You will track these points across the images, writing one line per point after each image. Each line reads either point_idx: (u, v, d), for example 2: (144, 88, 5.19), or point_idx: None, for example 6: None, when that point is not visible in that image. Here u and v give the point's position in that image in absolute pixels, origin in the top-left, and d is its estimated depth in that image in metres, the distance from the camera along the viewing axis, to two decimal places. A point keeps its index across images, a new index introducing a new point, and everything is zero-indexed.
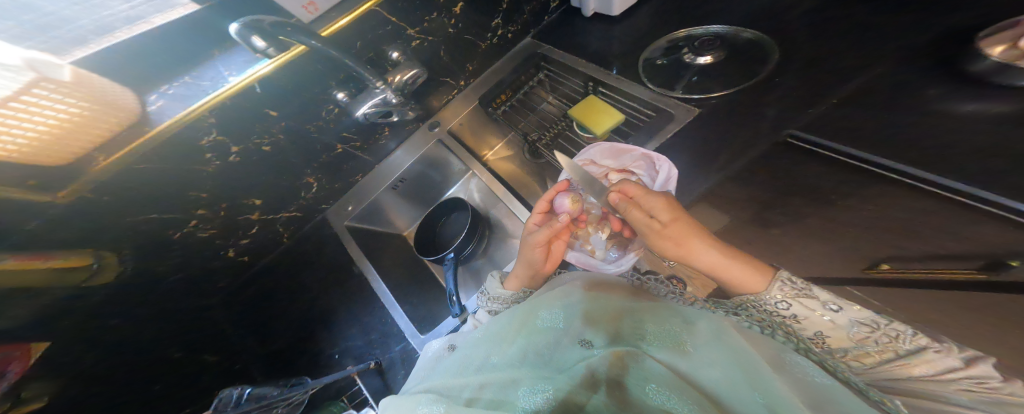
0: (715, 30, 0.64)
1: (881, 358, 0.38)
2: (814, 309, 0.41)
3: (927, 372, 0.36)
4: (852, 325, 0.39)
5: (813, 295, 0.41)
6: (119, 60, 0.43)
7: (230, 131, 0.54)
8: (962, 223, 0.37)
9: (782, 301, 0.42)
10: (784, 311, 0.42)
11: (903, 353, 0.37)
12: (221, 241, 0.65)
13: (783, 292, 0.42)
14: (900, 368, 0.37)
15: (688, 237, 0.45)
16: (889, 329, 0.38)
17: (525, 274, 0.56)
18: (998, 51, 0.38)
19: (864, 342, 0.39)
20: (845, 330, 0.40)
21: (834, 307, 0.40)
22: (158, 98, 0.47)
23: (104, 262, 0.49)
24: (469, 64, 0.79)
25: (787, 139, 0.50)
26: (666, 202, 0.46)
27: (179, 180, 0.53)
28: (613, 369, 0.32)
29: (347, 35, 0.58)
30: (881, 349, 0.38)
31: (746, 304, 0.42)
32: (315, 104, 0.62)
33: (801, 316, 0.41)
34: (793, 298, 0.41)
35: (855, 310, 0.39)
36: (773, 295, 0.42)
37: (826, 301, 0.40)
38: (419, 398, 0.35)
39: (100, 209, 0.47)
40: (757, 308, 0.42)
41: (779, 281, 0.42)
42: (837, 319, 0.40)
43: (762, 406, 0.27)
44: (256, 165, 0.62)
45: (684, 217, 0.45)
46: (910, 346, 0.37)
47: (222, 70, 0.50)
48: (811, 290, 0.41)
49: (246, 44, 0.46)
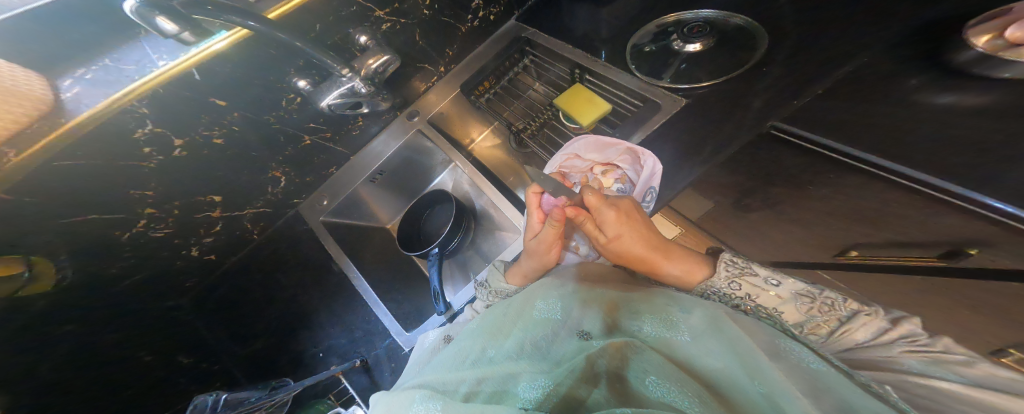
0: (705, 14, 0.62)
1: (829, 328, 0.37)
2: (759, 285, 0.40)
3: (866, 337, 0.36)
4: (795, 299, 0.38)
5: (753, 272, 0.40)
6: (22, 37, 0.36)
7: (170, 122, 0.49)
8: (931, 216, 0.38)
9: (731, 281, 0.41)
10: (737, 291, 0.40)
11: (844, 320, 0.37)
12: (182, 240, 0.60)
13: (728, 272, 0.41)
14: (847, 335, 0.37)
15: (632, 250, 0.45)
16: (823, 298, 0.38)
17: (532, 270, 0.53)
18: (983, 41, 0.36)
19: (812, 315, 0.38)
20: (792, 304, 0.38)
21: (774, 282, 0.40)
22: (73, 84, 0.40)
23: (37, 269, 0.44)
24: (447, 49, 0.75)
25: (771, 130, 0.49)
26: (613, 216, 0.44)
27: (116, 175, 0.48)
28: (613, 361, 0.30)
29: (305, 16, 0.52)
30: (827, 318, 0.37)
31: (703, 294, 0.42)
32: (271, 92, 0.57)
33: (754, 296, 0.40)
34: (738, 277, 0.41)
35: (791, 283, 0.39)
36: (720, 276, 0.41)
37: (766, 277, 0.40)
38: (412, 395, 0.32)
39: (31, 211, 0.42)
40: (714, 294, 0.41)
41: (724, 262, 0.42)
42: (781, 293, 0.39)
43: (763, 398, 0.24)
44: (208, 159, 0.57)
45: (629, 232, 0.44)
46: (847, 312, 0.37)
47: (150, 53, 0.44)
48: (752, 268, 0.41)
49: (149, 27, 0.38)
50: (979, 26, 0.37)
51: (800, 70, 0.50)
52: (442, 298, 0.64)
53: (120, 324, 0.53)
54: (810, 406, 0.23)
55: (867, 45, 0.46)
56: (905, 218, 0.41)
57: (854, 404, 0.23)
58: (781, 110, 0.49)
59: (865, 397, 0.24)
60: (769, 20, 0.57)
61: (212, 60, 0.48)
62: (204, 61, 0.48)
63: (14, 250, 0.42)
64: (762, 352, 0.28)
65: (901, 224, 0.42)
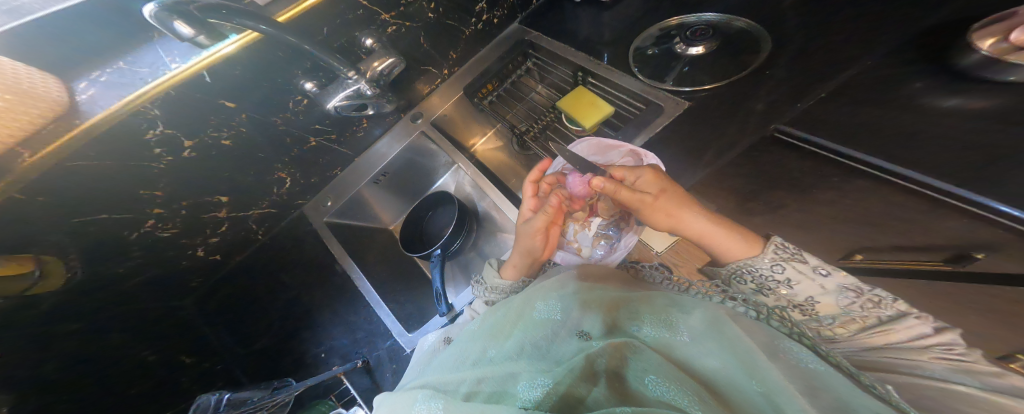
0: (708, 18, 0.62)
1: (863, 324, 0.38)
2: (805, 273, 0.40)
3: (902, 339, 0.36)
4: (839, 292, 0.39)
5: (802, 260, 0.40)
6: (42, 40, 0.37)
7: (181, 123, 0.50)
8: (935, 219, 0.37)
9: (775, 264, 0.41)
10: (778, 274, 0.41)
11: (884, 320, 0.37)
12: (188, 240, 0.60)
13: (776, 254, 0.41)
14: (883, 335, 0.36)
15: (677, 208, 0.46)
16: (872, 295, 0.37)
17: (523, 262, 0.54)
18: (988, 43, 0.36)
19: (851, 309, 0.38)
20: (834, 296, 0.39)
21: (823, 272, 0.40)
22: (89, 86, 0.42)
23: (46, 267, 0.44)
24: (451, 52, 0.76)
25: (775, 133, 0.50)
26: (651, 175, 0.47)
27: (127, 175, 0.49)
28: (612, 361, 0.30)
29: (313, 20, 0.53)
30: (865, 315, 0.37)
31: (738, 272, 0.43)
32: (279, 94, 0.58)
33: (795, 281, 0.41)
34: (785, 260, 0.41)
35: (841, 276, 0.39)
36: (765, 256, 0.42)
37: (815, 266, 0.40)
38: (414, 395, 0.32)
39: (44, 210, 0.42)
40: (748, 274, 0.43)
41: (773, 245, 0.42)
42: (826, 284, 0.39)
43: (762, 398, 0.24)
44: (215, 160, 0.57)
45: (672, 188, 0.46)
46: (891, 312, 0.37)
47: (162, 56, 0.45)
48: (802, 256, 0.41)
49: (167, 30, 0.39)
50: (982, 29, 0.38)
51: (803, 74, 0.50)
52: (444, 299, 0.64)
53: (127, 323, 0.53)
54: (809, 406, 0.23)
55: (871, 48, 0.46)
56: (908, 222, 0.41)
57: (853, 403, 0.23)
58: (784, 113, 0.49)
59: (863, 395, 0.24)
60: (770, 23, 0.57)
61: (223, 62, 0.49)
62: (215, 64, 0.48)
63: (24, 248, 0.42)
64: (761, 351, 0.28)
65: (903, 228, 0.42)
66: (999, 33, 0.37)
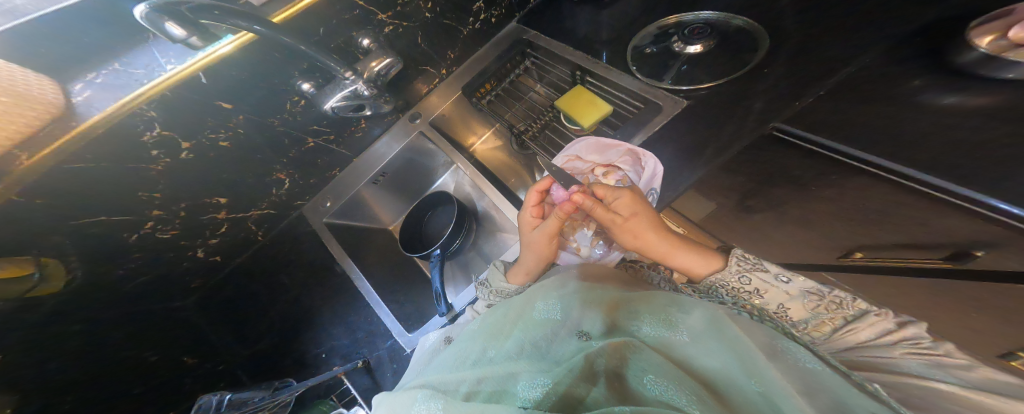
0: (706, 16, 0.62)
1: (833, 326, 0.38)
2: (768, 281, 0.40)
3: (871, 336, 0.37)
4: (804, 296, 0.39)
5: (764, 268, 0.41)
6: (40, 43, 0.38)
7: (177, 125, 0.50)
8: (935, 217, 0.37)
9: (741, 275, 0.41)
10: (746, 285, 0.41)
11: (851, 319, 0.38)
12: (187, 241, 0.60)
13: (739, 266, 0.42)
14: (852, 334, 0.37)
15: (646, 232, 0.45)
16: (833, 296, 0.39)
17: (537, 268, 0.54)
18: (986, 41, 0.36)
19: (819, 312, 0.39)
20: (800, 300, 0.39)
21: (785, 279, 0.40)
22: (84, 88, 0.41)
23: (47, 270, 0.44)
24: (450, 51, 0.75)
25: (774, 131, 0.47)
26: (628, 197, 0.46)
27: (125, 177, 0.49)
28: (612, 361, 0.30)
29: (309, 19, 0.53)
30: (833, 316, 0.38)
31: (714, 286, 0.42)
32: (276, 94, 0.58)
33: (762, 290, 0.41)
34: (749, 271, 0.41)
35: (801, 280, 0.40)
36: (730, 270, 0.42)
37: (777, 273, 0.41)
38: (413, 395, 0.32)
39: (43, 212, 0.42)
40: (722, 287, 0.41)
41: (734, 257, 0.43)
42: (790, 290, 0.40)
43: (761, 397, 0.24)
44: (213, 161, 0.57)
45: (644, 212, 0.45)
46: (855, 311, 0.38)
47: (158, 57, 0.45)
48: (763, 264, 0.41)
49: (159, 32, 0.39)
50: (980, 27, 0.37)
51: (803, 72, 0.50)
52: (444, 299, 0.64)
53: (127, 325, 0.53)
54: (808, 407, 0.23)
55: (870, 45, 0.46)
56: (908, 219, 0.40)
57: (852, 404, 0.23)
58: (784, 111, 0.49)
59: (861, 397, 0.24)
60: (769, 20, 0.57)
61: (218, 63, 0.49)
62: (211, 65, 0.48)
63: (24, 251, 0.42)
64: (761, 352, 0.28)
65: (904, 226, 0.42)
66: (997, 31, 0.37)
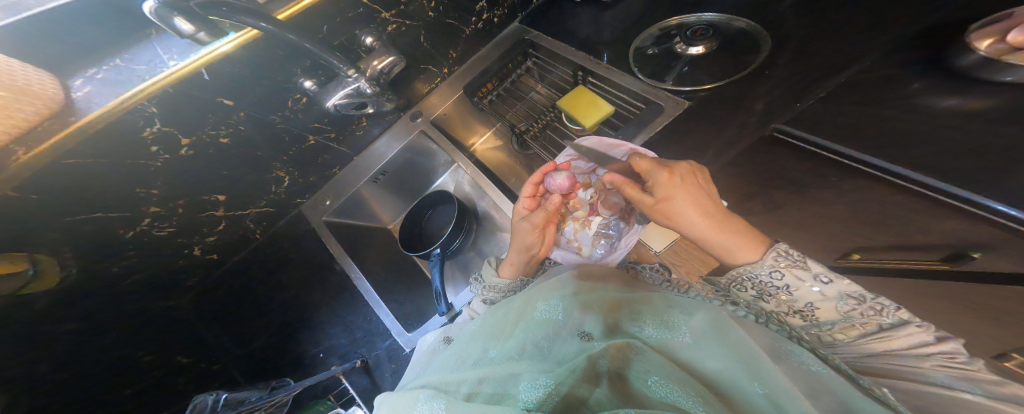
0: (708, 18, 0.62)
1: (862, 331, 0.38)
2: (804, 280, 0.40)
3: (902, 346, 0.36)
4: (840, 298, 0.38)
5: (804, 266, 0.40)
6: (39, 36, 0.37)
7: (178, 121, 0.50)
8: (930, 219, 0.38)
9: (774, 271, 0.41)
10: (777, 281, 0.41)
11: (886, 327, 0.36)
12: (185, 239, 0.60)
13: (777, 261, 0.41)
14: (882, 342, 0.36)
15: (679, 214, 0.46)
16: (874, 303, 0.37)
17: (520, 260, 0.54)
18: (986, 44, 0.37)
19: (851, 316, 0.38)
20: (834, 302, 0.38)
21: (824, 280, 0.39)
22: (85, 83, 0.41)
23: (41, 267, 0.44)
24: (451, 51, 0.75)
25: (774, 133, 0.49)
26: (665, 178, 0.45)
27: (123, 173, 0.48)
28: (614, 362, 0.30)
29: (312, 17, 0.53)
30: (866, 322, 0.37)
31: (738, 279, 0.43)
32: (277, 92, 0.58)
33: (794, 288, 0.40)
34: (784, 268, 0.40)
35: (844, 283, 0.38)
36: (764, 263, 0.41)
37: (818, 273, 0.39)
38: (415, 395, 0.32)
39: (38, 208, 0.42)
40: (749, 280, 0.43)
41: (774, 251, 0.41)
42: (826, 291, 0.39)
43: (764, 399, 0.24)
44: (213, 158, 0.57)
45: (679, 196, 0.45)
46: (892, 320, 0.36)
47: (160, 53, 0.45)
48: (804, 262, 0.40)
49: (167, 26, 0.39)
50: (979, 31, 0.38)
51: (802, 74, 0.50)
52: (444, 299, 0.64)
53: (123, 323, 0.53)
54: (810, 408, 0.23)
55: (869, 49, 0.47)
56: (904, 222, 0.41)
57: (855, 406, 0.23)
58: (783, 113, 0.50)
59: (865, 398, 0.24)
60: (770, 23, 0.57)
61: (220, 61, 0.49)
62: (213, 62, 0.48)
63: (18, 247, 0.42)
64: (764, 354, 0.28)
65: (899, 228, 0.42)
66: (996, 35, 0.37)
